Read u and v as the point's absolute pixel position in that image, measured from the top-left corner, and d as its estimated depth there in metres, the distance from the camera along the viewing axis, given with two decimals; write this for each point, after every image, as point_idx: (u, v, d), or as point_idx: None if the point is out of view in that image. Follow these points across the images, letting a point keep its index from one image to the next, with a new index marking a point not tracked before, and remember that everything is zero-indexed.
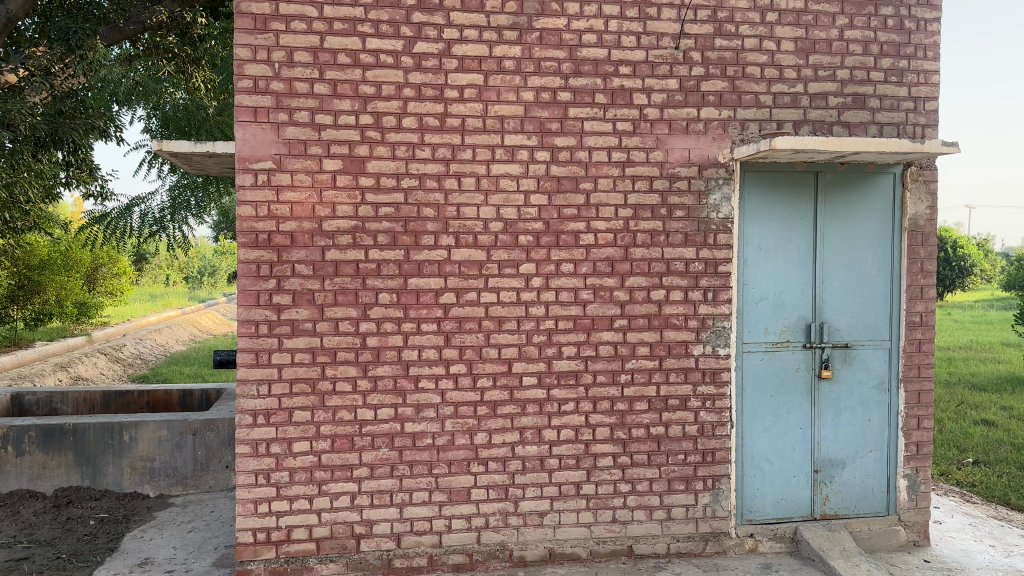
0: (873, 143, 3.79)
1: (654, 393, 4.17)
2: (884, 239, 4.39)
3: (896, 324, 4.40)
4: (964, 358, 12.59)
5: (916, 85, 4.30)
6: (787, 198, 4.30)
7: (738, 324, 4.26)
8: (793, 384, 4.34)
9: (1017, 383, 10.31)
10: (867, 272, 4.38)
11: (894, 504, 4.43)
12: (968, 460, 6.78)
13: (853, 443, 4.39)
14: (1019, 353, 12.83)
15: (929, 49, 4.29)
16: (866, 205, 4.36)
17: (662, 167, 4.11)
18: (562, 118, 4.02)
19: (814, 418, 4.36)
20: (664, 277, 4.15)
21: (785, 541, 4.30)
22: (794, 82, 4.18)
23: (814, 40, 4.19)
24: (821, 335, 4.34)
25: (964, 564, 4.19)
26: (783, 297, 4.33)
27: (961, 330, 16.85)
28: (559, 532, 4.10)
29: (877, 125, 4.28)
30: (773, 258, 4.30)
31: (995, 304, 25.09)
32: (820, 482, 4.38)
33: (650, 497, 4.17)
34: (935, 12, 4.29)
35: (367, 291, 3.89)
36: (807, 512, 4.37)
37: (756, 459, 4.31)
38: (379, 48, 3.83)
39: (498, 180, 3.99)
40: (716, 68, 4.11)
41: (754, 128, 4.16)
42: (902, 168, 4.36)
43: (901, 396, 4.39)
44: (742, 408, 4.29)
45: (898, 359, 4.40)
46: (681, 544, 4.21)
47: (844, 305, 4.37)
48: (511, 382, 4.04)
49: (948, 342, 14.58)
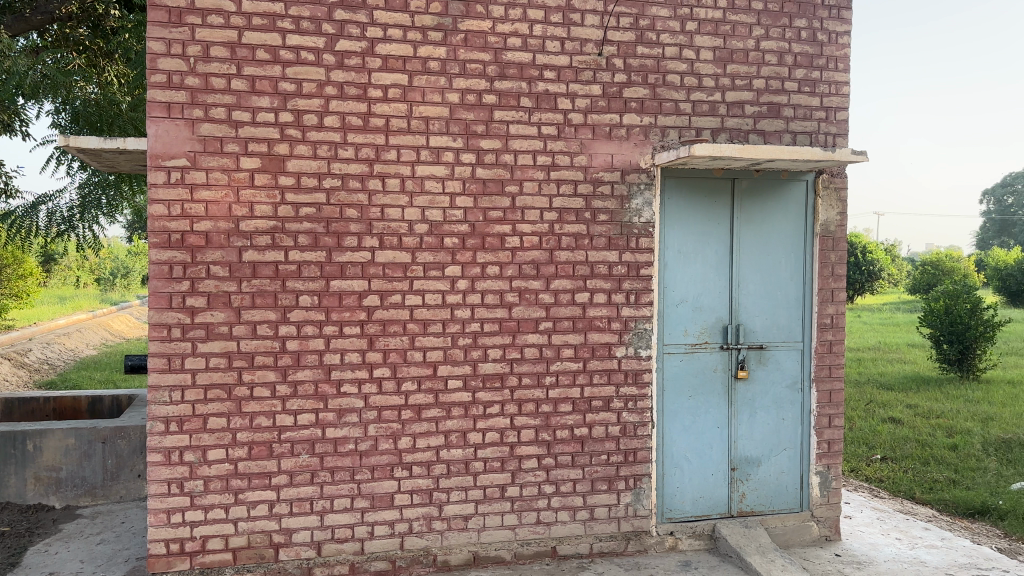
0: (787, 152, 3.92)
1: (578, 395, 4.20)
2: (797, 244, 4.54)
3: (808, 325, 4.56)
4: (873, 359, 13.16)
5: (828, 95, 4.48)
6: (705, 203, 4.41)
7: (659, 326, 4.34)
8: (711, 384, 4.45)
9: (921, 383, 10.84)
10: (781, 276, 4.52)
11: (806, 501, 4.58)
12: (876, 456, 7.09)
13: (768, 441, 4.53)
14: (922, 353, 13.48)
15: (839, 61, 4.47)
16: (780, 211, 4.50)
17: (586, 171, 4.16)
18: (487, 121, 4.01)
19: (731, 418, 4.48)
20: (587, 280, 4.19)
21: (702, 538, 4.39)
22: (712, 90, 4.29)
23: (731, 49, 4.31)
24: (737, 336, 4.46)
25: (872, 557, 4.36)
26: (702, 299, 4.43)
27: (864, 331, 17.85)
28: (483, 536, 4.09)
29: (791, 134, 4.43)
30: (693, 261, 4.40)
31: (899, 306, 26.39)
32: (737, 479, 4.49)
33: (573, 498, 4.20)
34: (845, 25, 4.46)
35: (286, 294, 3.80)
36: (724, 510, 4.47)
37: (675, 458, 4.39)
38: (299, 44, 3.76)
39: (423, 181, 3.95)
40: (638, 75, 4.18)
41: (673, 135, 4.25)
42: (814, 176, 4.52)
43: (813, 395, 4.55)
44: (663, 408, 4.37)
45: (810, 360, 4.56)
46: (604, 544, 4.25)
47: (759, 308, 4.50)
48: (436, 385, 4.01)
49: (856, 343, 15.20)
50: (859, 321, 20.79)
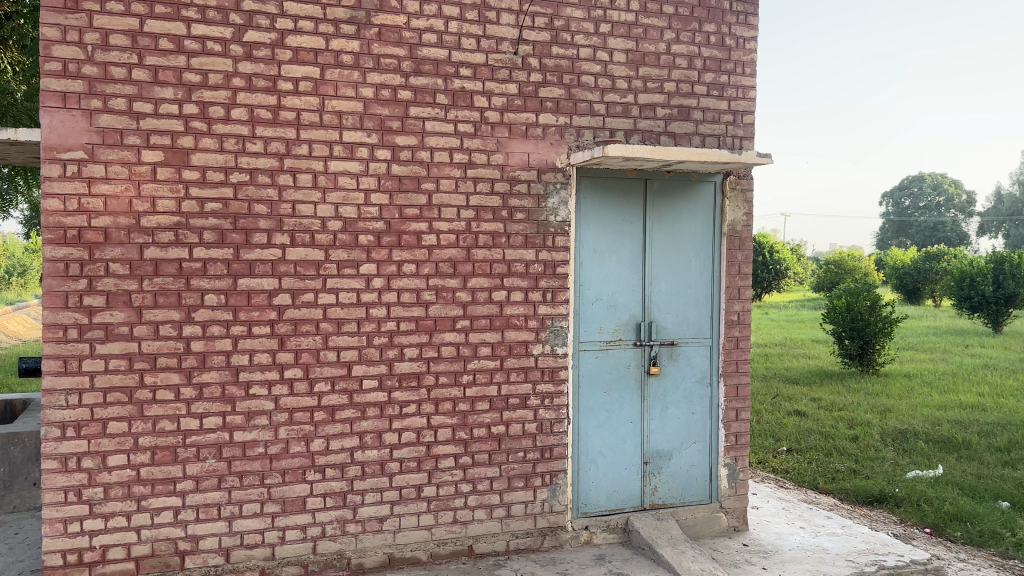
0: (696, 153, 4.03)
1: (495, 393, 4.21)
2: (706, 243, 4.68)
3: (716, 322, 4.71)
4: (780, 354, 13.73)
5: (735, 99, 4.62)
6: (619, 203, 4.48)
7: (574, 324, 4.39)
8: (624, 380, 4.54)
9: (824, 377, 11.36)
10: (691, 274, 4.66)
11: (715, 492, 4.72)
12: (782, 448, 7.38)
13: (679, 435, 4.65)
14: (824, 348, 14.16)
15: (746, 66, 4.63)
16: (690, 211, 4.63)
17: (502, 169, 4.17)
18: (402, 117, 3.98)
19: (644, 413, 4.58)
20: (504, 278, 4.20)
21: (617, 532, 4.47)
22: (625, 92, 4.37)
23: (644, 52, 4.40)
24: (650, 333, 4.57)
25: (778, 545, 4.54)
26: (616, 297, 4.51)
27: (774, 327, 18.57)
28: (398, 537, 4.05)
29: (700, 136, 4.55)
30: (607, 259, 4.47)
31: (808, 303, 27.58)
32: (649, 473, 4.59)
33: (490, 496, 4.21)
34: (751, 31, 4.62)
35: (192, 293, 3.68)
36: (637, 503, 4.57)
37: (591, 454, 4.46)
38: (206, 34, 3.64)
39: (336, 178, 3.89)
40: (553, 75, 4.22)
41: (588, 135, 4.31)
42: (722, 177, 4.67)
43: (721, 389, 4.70)
44: (578, 405, 4.42)
45: (718, 355, 4.71)
46: (520, 541, 4.27)
47: (671, 305, 4.62)
48: (350, 385, 3.95)
49: (764, 340, 15.82)
50: (768, 318, 21.63)
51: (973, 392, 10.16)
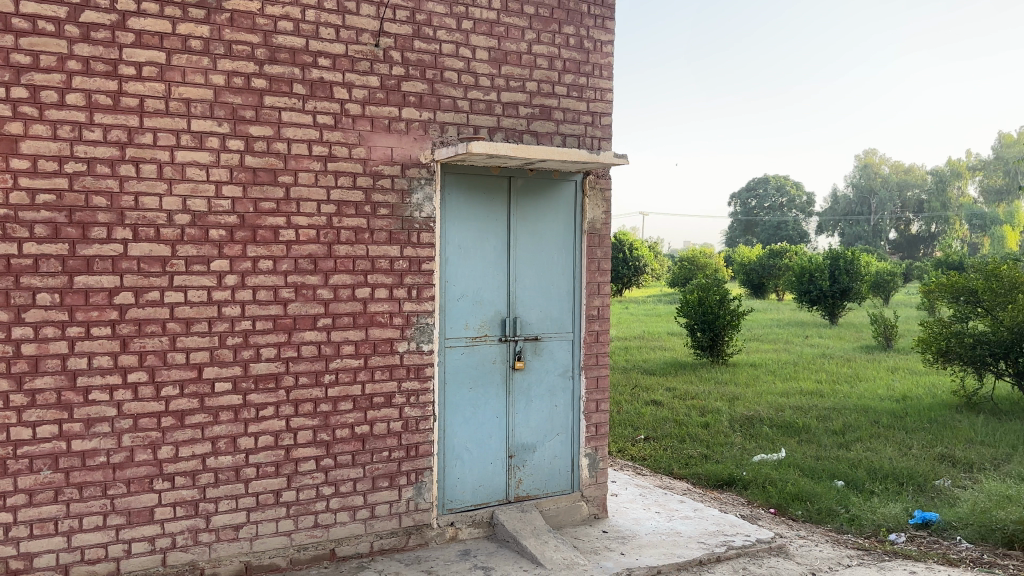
0: (557, 152, 4.12)
1: (358, 392, 4.13)
2: (568, 240, 4.81)
3: (578, 317, 4.85)
4: (639, 346, 14.37)
5: (594, 101, 4.77)
6: (484, 200, 4.51)
7: (440, 320, 4.38)
8: (489, 376, 4.58)
9: (679, 368, 11.99)
10: (554, 270, 4.77)
11: (577, 482, 4.88)
12: (640, 437, 7.73)
13: (543, 428, 4.75)
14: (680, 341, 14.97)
15: (604, 69, 4.79)
16: (553, 209, 4.74)
17: (364, 164, 4.09)
18: (257, 106, 3.81)
19: (509, 407, 4.64)
20: (368, 275, 4.13)
21: (482, 526, 4.51)
22: (487, 90, 4.40)
23: (505, 51, 4.45)
24: (515, 328, 4.63)
25: (636, 531, 4.75)
26: (481, 293, 4.54)
27: (635, 321, 19.43)
28: (256, 544, 3.89)
29: (561, 135, 4.67)
30: (473, 256, 4.49)
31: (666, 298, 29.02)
32: (514, 466, 4.66)
33: (353, 498, 4.13)
34: (608, 35, 4.78)
35: (21, 292, 3.36)
36: (502, 496, 4.63)
37: (456, 450, 4.46)
38: (35, 11, 3.33)
39: (184, 169, 3.67)
40: (415, 69, 4.19)
41: (452, 132, 4.31)
42: (582, 176, 4.81)
43: (582, 382, 4.86)
44: (444, 401, 4.42)
45: (579, 349, 4.86)
46: (384, 541, 4.22)
47: (534, 301, 4.71)
48: (202, 388, 3.75)
49: (625, 333, 16.52)
50: (629, 312, 22.57)
51: (812, 379, 11.06)
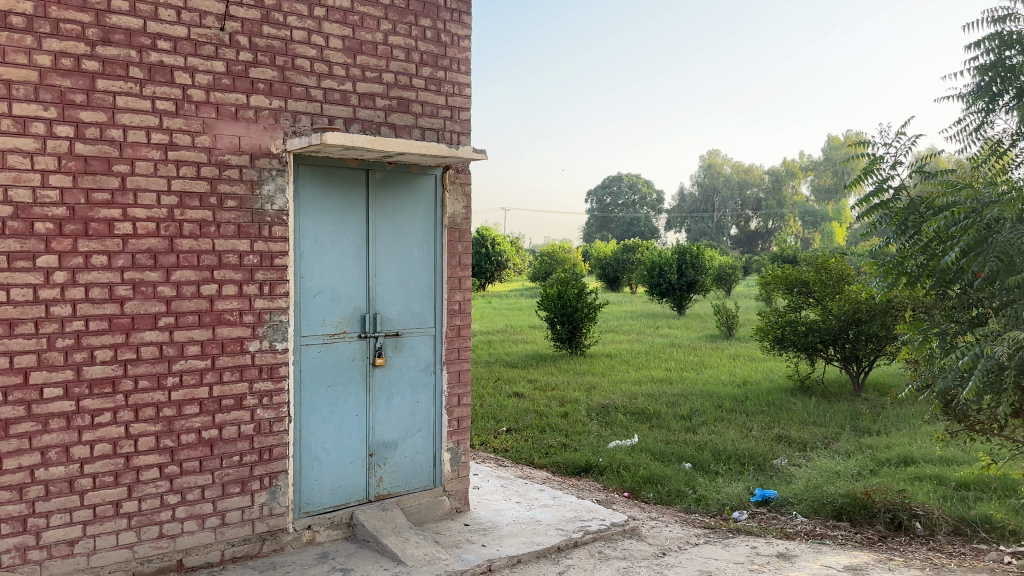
0: (415, 146, 4.08)
1: (206, 395, 3.90)
2: (429, 235, 4.79)
3: (439, 312, 4.85)
4: (501, 340, 14.58)
5: (452, 95, 4.77)
6: (341, 193, 4.40)
7: (295, 317, 4.22)
8: (349, 374, 4.47)
9: (539, 360, 12.27)
10: (414, 265, 4.73)
11: (438, 477, 4.88)
12: (503, 429, 7.85)
13: (404, 424, 4.71)
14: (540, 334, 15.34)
15: (461, 63, 4.80)
16: (413, 203, 4.70)
17: (209, 153, 3.86)
18: (88, 90, 3.50)
19: (369, 405, 4.55)
20: (215, 271, 3.91)
21: (340, 527, 4.41)
22: (342, 80, 4.29)
23: (360, 41, 4.35)
24: (375, 324, 4.55)
25: (496, 522, 4.82)
26: (339, 289, 4.42)
27: (497, 315, 19.70)
28: (94, 560, 3.59)
29: (419, 129, 4.64)
30: (330, 251, 4.36)
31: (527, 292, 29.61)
32: (375, 464, 4.59)
33: (201, 505, 3.90)
34: (465, 30, 4.80)
35: None
36: (362, 496, 4.53)
37: (314, 450, 4.33)
38: None
39: (4, 156, 3.31)
40: (264, 56, 4.00)
41: (305, 122, 4.17)
42: (441, 171, 4.80)
43: (444, 377, 4.86)
44: (301, 401, 4.27)
45: (440, 344, 4.86)
46: (236, 548, 4.03)
47: (395, 296, 4.65)
48: (27, 396, 3.40)
49: (487, 327, 16.70)
50: (491, 306, 22.84)
51: (663, 367, 11.66)
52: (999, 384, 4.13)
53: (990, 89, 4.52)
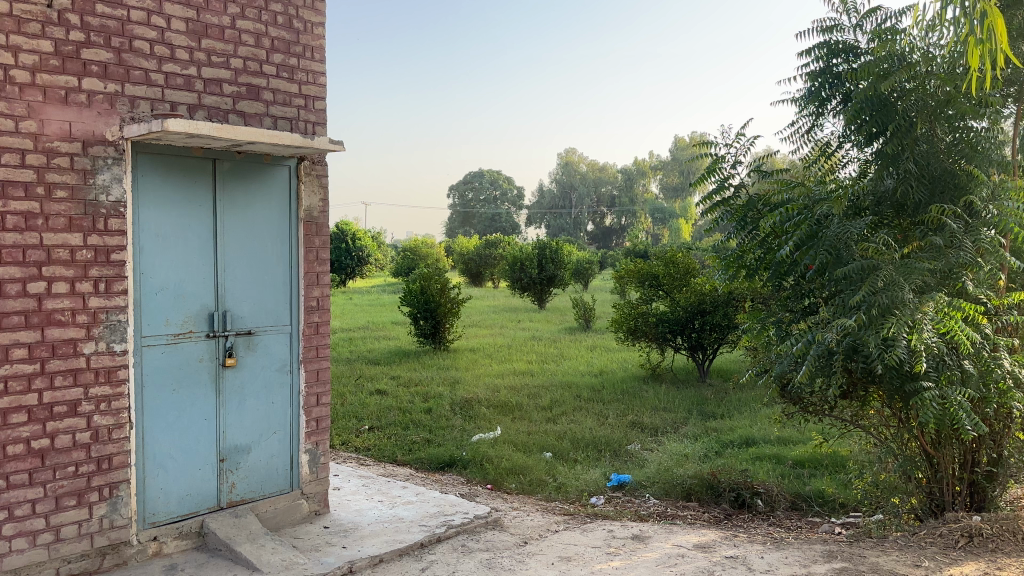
0: (267, 135, 3.91)
1: (35, 402, 3.53)
2: (282, 229, 4.60)
3: (294, 310, 4.68)
4: (362, 337, 14.29)
5: (306, 84, 4.62)
6: (186, 184, 4.13)
7: (135, 317, 3.92)
8: (196, 376, 4.21)
9: (402, 356, 12.15)
10: (267, 261, 4.53)
11: (296, 479, 4.72)
12: (364, 427, 7.70)
13: (258, 427, 4.51)
14: (403, 330, 15.20)
15: (315, 52, 4.65)
16: (264, 196, 4.50)
17: (35, 140, 3.49)
18: None
19: (219, 408, 4.32)
20: (43, 267, 3.54)
21: (190, 537, 4.15)
22: (187, 64, 4.03)
23: (206, 24, 4.11)
24: (224, 323, 4.32)
25: (357, 522, 4.73)
26: (184, 286, 4.15)
27: (358, 312, 19.30)
28: None
29: (271, 118, 4.45)
30: (173, 245, 4.09)
31: (389, 288, 29.24)
32: (226, 470, 4.36)
33: (31, 522, 3.52)
34: (319, 18, 4.65)
35: None
36: (213, 503, 4.30)
37: (159, 458, 4.04)
38: None
39: None
40: (98, 36, 3.67)
41: (145, 107, 3.87)
42: (295, 162, 4.63)
43: (300, 376, 4.70)
44: (143, 407, 3.97)
45: (296, 342, 4.69)
46: (73, 565, 3.68)
47: (246, 293, 4.44)
48: None
49: (347, 324, 16.32)
50: (351, 303, 22.34)
51: (525, 360, 11.87)
52: (830, 368, 4.46)
53: (820, 94, 4.93)
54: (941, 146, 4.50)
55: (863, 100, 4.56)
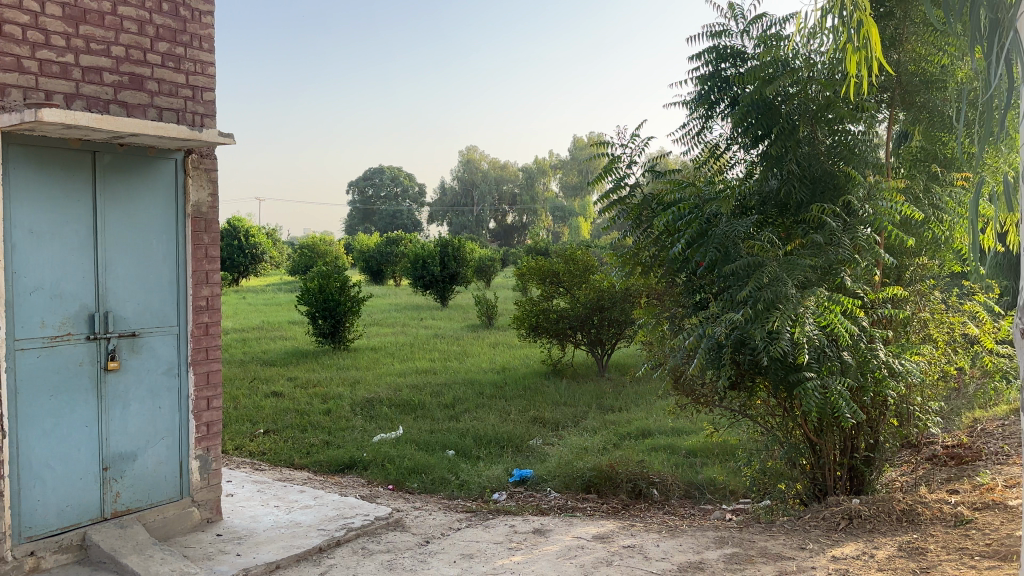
0: (152, 127, 3.71)
1: None
2: (169, 225, 4.38)
3: (182, 310, 4.47)
4: (257, 337, 13.81)
5: (193, 74, 4.41)
6: (62, 177, 3.86)
7: (6, 319, 3.62)
8: (76, 381, 3.95)
9: (300, 357, 11.82)
10: (151, 258, 4.30)
11: (186, 487, 4.50)
12: (259, 431, 7.44)
13: (144, 433, 4.28)
14: (300, 330, 14.79)
15: (204, 41, 4.45)
16: (149, 190, 4.27)
17: None
18: None
19: (101, 414, 4.07)
20: None
21: (71, 550, 3.88)
22: (63, 51, 3.77)
23: (84, 8, 3.85)
24: (106, 324, 4.07)
25: (253, 529, 4.57)
26: (62, 286, 3.88)
27: (253, 311, 18.64)
28: None
29: (156, 109, 4.22)
30: (48, 240, 3.81)
31: (286, 287, 28.40)
32: (110, 479, 4.11)
33: None
34: (207, 6, 4.45)
35: None
36: (96, 514, 4.04)
37: (35, 469, 3.76)
38: None
39: None
40: None
41: (17, 96, 3.58)
42: (182, 156, 4.42)
43: (190, 379, 4.49)
44: (16, 415, 3.68)
45: (185, 344, 4.48)
46: None
47: (130, 293, 4.20)
48: None
49: (241, 325, 15.74)
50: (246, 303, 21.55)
51: (427, 358, 11.80)
52: (720, 360, 4.65)
53: (710, 97, 5.13)
54: (821, 148, 4.80)
55: (748, 104, 4.78)
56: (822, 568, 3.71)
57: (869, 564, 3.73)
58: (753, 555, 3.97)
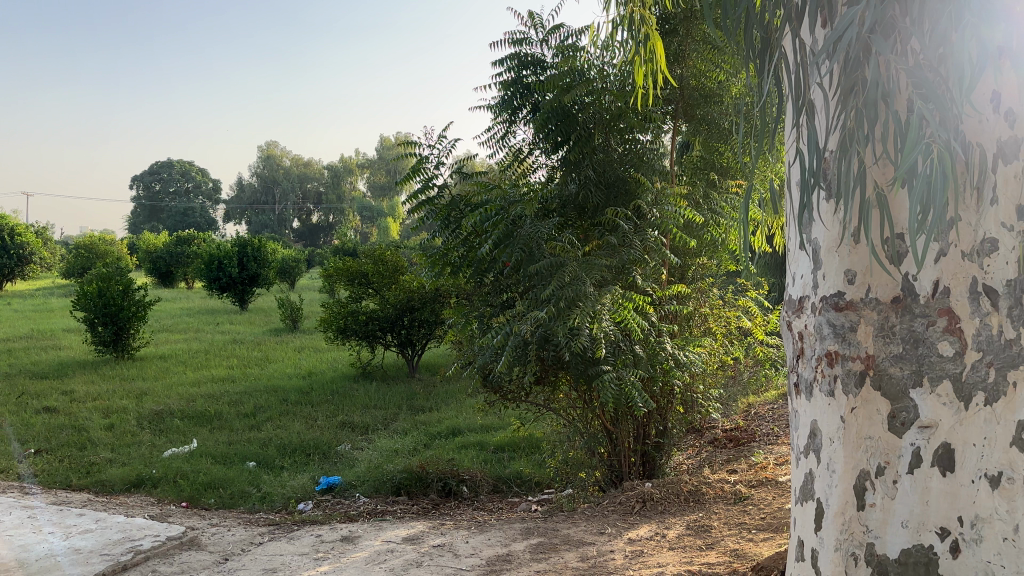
0: None
1: None
2: None
3: None
4: (22, 347, 12.23)
5: None
6: None
7: None
8: None
9: (75, 367, 10.62)
10: None
11: None
12: (28, 451, 6.59)
13: None
14: (76, 338, 13.30)
15: None
16: None
17: None
18: None
19: None
20: None
21: None
22: None
23: None
24: None
25: (21, 560, 4.04)
26: None
27: (16, 318, 16.48)
28: None
29: None
30: None
31: (56, 291, 25.39)
32: None
33: None
34: None
35: None
36: None
37: None
38: None
39: None
40: None
41: None
42: None
43: None
44: None
45: None
46: None
47: None
48: None
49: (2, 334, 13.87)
50: (6, 309, 18.99)
51: (225, 365, 11.09)
52: (525, 357, 4.81)
53: (512, 102, 5.28)
54: (615, 155, 5.13)
55: (548, 111, 4.96)
56: (619, 550, 3.95)
57: (661, 543, 4.03)
58: (557, 544, 4.15)
